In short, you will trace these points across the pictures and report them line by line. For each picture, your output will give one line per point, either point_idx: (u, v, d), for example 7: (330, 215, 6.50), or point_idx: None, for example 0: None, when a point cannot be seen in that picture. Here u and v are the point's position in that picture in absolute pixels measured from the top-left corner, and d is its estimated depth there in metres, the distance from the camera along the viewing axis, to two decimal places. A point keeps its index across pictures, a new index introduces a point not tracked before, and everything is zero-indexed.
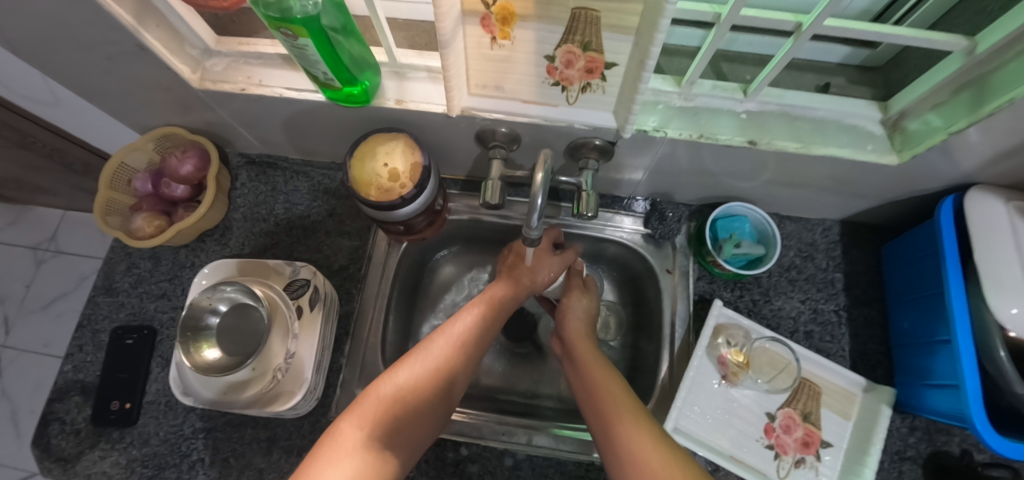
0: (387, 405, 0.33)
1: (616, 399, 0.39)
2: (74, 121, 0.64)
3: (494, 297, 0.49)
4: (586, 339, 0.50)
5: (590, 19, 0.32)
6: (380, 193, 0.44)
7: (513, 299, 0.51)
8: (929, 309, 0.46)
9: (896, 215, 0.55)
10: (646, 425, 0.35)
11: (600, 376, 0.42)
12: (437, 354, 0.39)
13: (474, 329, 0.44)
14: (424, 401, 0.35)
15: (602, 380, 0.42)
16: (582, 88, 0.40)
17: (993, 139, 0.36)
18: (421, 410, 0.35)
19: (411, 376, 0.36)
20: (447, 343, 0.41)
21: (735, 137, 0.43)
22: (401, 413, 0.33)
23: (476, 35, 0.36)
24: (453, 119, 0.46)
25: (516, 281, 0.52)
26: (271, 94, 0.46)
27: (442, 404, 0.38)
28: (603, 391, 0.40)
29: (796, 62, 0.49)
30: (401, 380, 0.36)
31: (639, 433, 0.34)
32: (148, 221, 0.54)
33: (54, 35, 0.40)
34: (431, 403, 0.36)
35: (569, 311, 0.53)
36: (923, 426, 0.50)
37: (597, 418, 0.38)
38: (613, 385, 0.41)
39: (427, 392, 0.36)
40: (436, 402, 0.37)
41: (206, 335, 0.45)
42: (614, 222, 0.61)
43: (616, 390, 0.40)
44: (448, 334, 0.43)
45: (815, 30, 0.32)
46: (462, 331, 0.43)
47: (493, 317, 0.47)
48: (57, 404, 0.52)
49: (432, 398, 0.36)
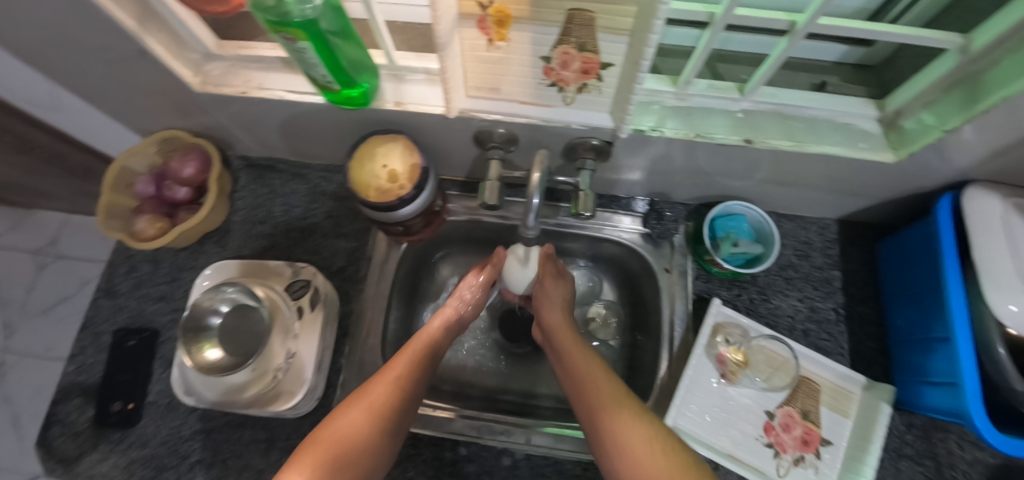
0: (327, 451, 0.35)
1: (605, 391, 0.43)
2: (77, 125, 0.65)
3: (431, 333, 0.50)
4: (568, 332, 0.51)
5: (586, 20, 0.32)
6: (379, 194, 0.45)
7: (449, 332, 0.52)
8: (926, 307, 0.46)
9: (893, 214, 0.55)
10: (635, 414, 0.40)
11: (587, 373, 0.45)
12: (375, 393, 0.41)
13: (414, 365, 0.45)
14: (367, 440, 0.38)
15: (592, 373, 0.45)
16: (578, 89, 0.40)
17: (987, 137, 0.36)
18: (365, 449, 0.37)
19: (353, 420, 0.38)
20: (382, 381, 0.42)
21: (731, 136, 0.43)
22: (341, 454, 0.36)
23: (472, 38, 0.36)
24: (450, 121, 0.47)
25: (446, 316, 0.52)
26: (271, 97, 0.47)
27: (390, 440, 0.40)
28: (589, 386, 0.44)
29: (791, 62, 0.50)
30: (342, 425, 0.38)
31: (628, 422, 0.39)
32: (150, 223, 0.54)
33: (57, 40, 0.41)
34: (375, 442, 0.38)
35: (547, 300, 0.53)
36: (920, 424, 0.50)
37: (588, 409, 0.42)
38: (602, 377, 0.44)
39: (367, 432, 0.38)
40: (383, 440, 0.39)
41: (206, 335, 0.45)
42: (614, 222, 0.61)
43: (605, 383, 0.43)
44: (387, 371, 0.44)
45: (810, 29, 0.32)
46: (400, 366, 0.44)
47: (431, 351, 0.48)
48: (59, 406, 0.52)
49: (375, 438, 0.38)
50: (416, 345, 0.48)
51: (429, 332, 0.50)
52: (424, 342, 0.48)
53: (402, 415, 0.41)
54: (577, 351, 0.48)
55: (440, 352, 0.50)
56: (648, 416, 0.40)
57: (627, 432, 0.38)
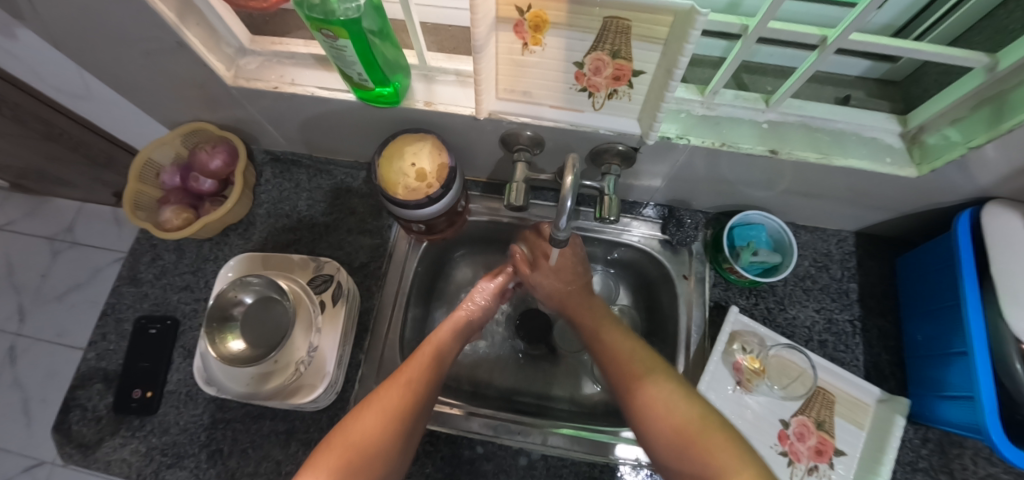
0: (345, 454, 0.37)
1: (634, 360, 0.46)
2: (104, 115, 0.66)
3: (441, 338, 0.49)
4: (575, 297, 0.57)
5: (622, 28, 0.33)
6: (407, 192, 0.45)
7: (459, 337, 0.52)
8: (944, 321, 0.47)
9: (911, 228, 0.56)
10: (663, 378, 0.43)
11: (618, 347, 0.48)
12: (387, 397, 0.41)
13: (426, 366, 0.45)
14: (383, 444, 0.38)
15: (621, 349, 0.48)
16: (608, 95, 0.41)
17: (1011, 155, 0.37)
18: (381, 450, 0.38)
19: (367, 422, 0.39)
20: (395, 385, 0.42)
21: (756, 146, 0.44)
22: (359, 457, 0.37)
23: (508, 41, 0.37)
24: (479, 122, 0.47)
25: (457, 319, 0.53)
26: (303, 93, 0.47)
27: (406, 442, 0.40)
28: (618, 360, 0.47)
29: (817, 75, 0.50)
30: (357, 428, 0.39)
31: (654, 382, 0.42)
32: (176, 214, 0.55)
33: (98, 30, 0.41)
34: (390, 443, 0.38)
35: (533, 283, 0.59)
36: (935, 438, 0.50)
37: (620, 379, 0.45)
38: (631, 345, 0.48)
39: (382, 433, 0.38)
40: (398, 441, 0.39)
41: (231, 327, 0.45)
42: (628, 226, 0.61)
43: (634, 352, 0.47)
44: (400, 375, 0.43)
45: (840, 44, 0.33)
46: (412, 368, 0.44)
47: (441, 352, 0.48)
48: (80, 391, 0.52)
49: (389, 440, 0.38)
50: (426, 349, 0.47)
51: (441, 335, 0.50)
52: (435, 345, 0.48)
53: (416, 416, 0.41)
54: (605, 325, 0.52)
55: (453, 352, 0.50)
56: (675, 377, 0.43)
57: (654, 394, 0.41)
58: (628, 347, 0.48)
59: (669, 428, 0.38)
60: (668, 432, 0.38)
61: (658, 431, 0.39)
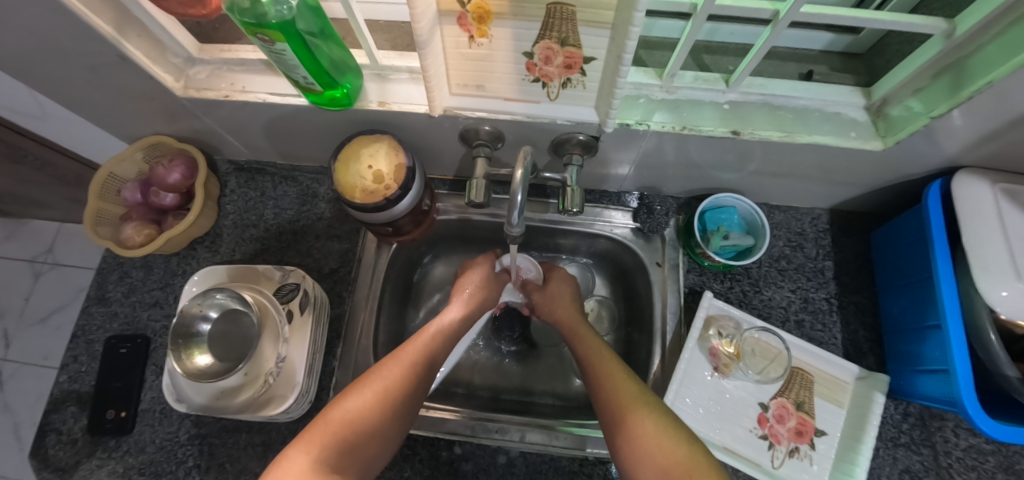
0: (337, 430, 0.35)
1: (620, 386, 0.41)
2: (64, 133, 0.64)
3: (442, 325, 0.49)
4: (578, 322, 0.53)
5: (566, 13, 0.32)
6: (365, 196, 0.45)
7: (465, 322, 0.52)
8: (918, 294, 0.46)
9: (884, 201, 0.55)
10: (650, 409, 0.38)
11: (601, 366, 0.44)
12: (389, 376, 0.40)
13: (425, 351, 0.44)
14: (377, 423, 0.37)
15: (613, 377, 0.42)
16: (562, 84, 0.40)
17: (976, 122, 0.35)
18: (372, 433, 0.36)
19: (363, 398, 0.37)
20: (398, 364, 0.41)
21: (718, 128, 0.43)
22: (353, 434, 0.35)
23: (453, 34, 0.36)
24: (435, 119, 0.46)
25: (463, 300, 0.54)
26: (254, 100, 0.46)
27: (400, 422, 0.39)
28: (603, 380, 0.43)
29: (777, 51, 0.49)
30: (351, 405, 0.37)
31: (640, 414, 0.38)
32: (137, 231, 0.54)
33: (35, 48, 0.40)
34: (382, 426, 0.37)
35: (558, 297, 0.56)
36: (916, 412, 0.50)
37: (606, 405, 0.40)
38: (617, 370, 0.43)
39: (376, 416, 0.37)
40: (388, 426, 0.37)
41: (196, 342, 0.45)
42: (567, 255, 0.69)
43: (622, 380, 0.42)
44: (401, 357, 0.42)
45: (793, 17, 0.31)
46: (411, 353, 0.43)
47: (440, 342, 0.47)
48: (54, 415, 0.52)
49: (382, 421, 0.37)
50: (427, 334, 0.46)
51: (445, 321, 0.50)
52: (434, 331, 0.47)
53: (413, 397, 0.40)
54: (590, 341, 0.49)
55: (449, 346, 0.48)
56: (663, 410, 0.39)
57: (645, 428, 0.36)
58: (616, 373, 0.43)
59: (663, 465, 0.33)
60: (660, 468, 0.33)
61: (649, 471, 0.33)
